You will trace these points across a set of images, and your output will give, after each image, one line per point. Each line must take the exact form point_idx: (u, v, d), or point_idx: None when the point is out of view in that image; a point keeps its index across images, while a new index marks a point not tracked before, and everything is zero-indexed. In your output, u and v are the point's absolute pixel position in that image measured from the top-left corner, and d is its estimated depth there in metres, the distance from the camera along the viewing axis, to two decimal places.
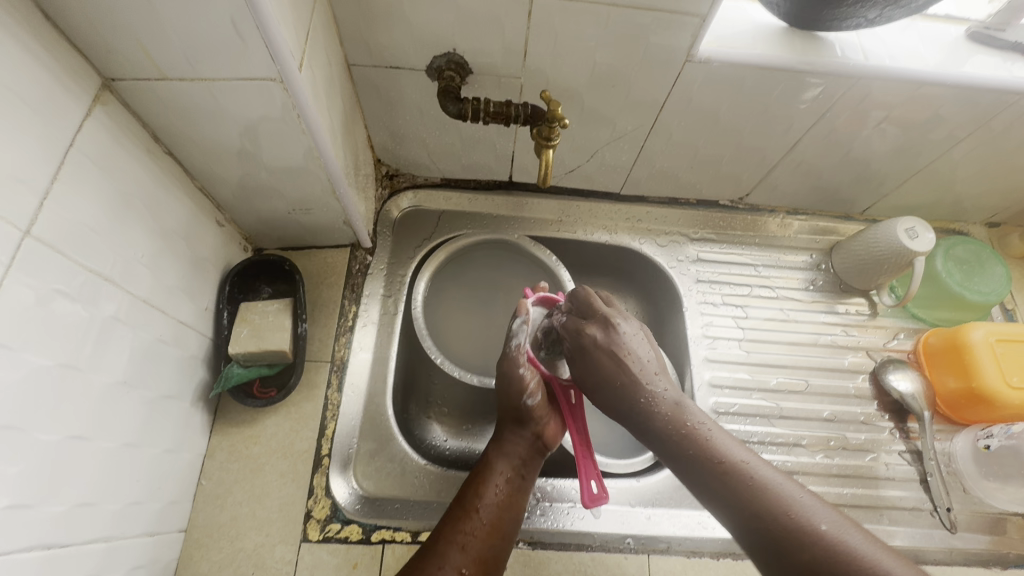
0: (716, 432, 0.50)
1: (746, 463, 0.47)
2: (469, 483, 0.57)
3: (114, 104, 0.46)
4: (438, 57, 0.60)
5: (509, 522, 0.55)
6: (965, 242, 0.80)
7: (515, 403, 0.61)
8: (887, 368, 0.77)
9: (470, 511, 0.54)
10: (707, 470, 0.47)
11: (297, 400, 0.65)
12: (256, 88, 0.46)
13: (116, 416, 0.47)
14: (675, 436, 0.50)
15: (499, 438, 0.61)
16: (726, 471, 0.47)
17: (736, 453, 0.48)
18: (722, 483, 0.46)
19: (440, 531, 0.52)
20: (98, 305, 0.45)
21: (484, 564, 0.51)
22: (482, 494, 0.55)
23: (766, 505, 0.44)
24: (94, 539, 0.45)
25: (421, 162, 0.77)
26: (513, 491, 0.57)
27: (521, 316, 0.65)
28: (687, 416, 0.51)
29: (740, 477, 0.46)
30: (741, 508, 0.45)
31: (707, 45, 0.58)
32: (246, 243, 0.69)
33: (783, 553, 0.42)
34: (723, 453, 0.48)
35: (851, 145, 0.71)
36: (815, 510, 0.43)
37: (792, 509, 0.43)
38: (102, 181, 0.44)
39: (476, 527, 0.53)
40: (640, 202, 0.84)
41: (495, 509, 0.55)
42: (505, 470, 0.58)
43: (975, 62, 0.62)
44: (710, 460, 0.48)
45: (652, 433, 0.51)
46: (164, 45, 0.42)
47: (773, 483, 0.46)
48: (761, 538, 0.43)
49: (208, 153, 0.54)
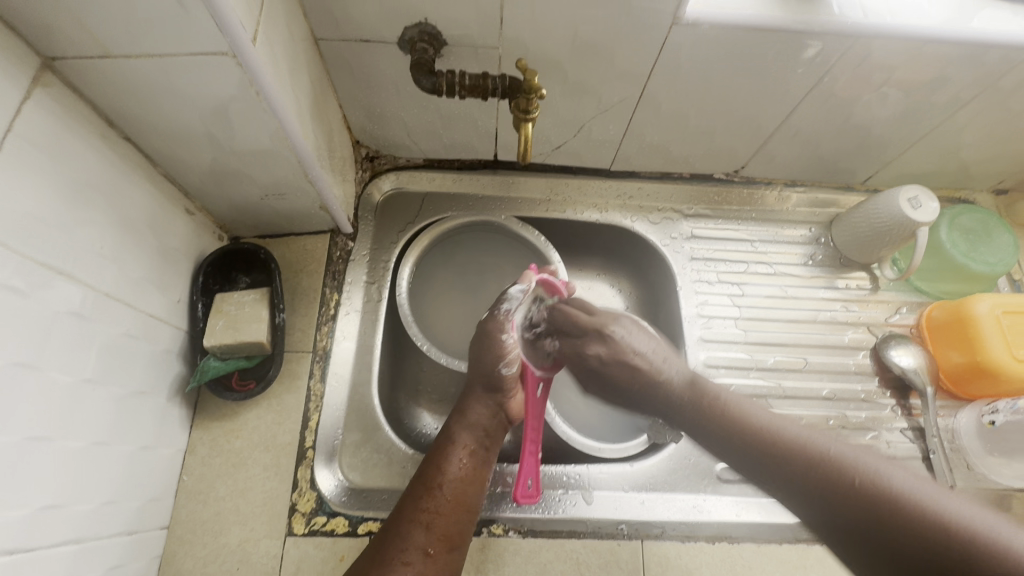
0: (737, 404, 0.55)
1: (772, 419, 0.52)
2: (429, 459, 0.55)
3: (58, 86, 0.43)
4: (410, 27, 0.57)
5: (473, 494, 0.54)
6: (971, 210, 0.77)
7: (488, 371, 0.59)
8: (888, 343, 0.74)
9: (432, 488, 0.52)
10: (737, 430, 0.52)
11: (278, 392, 0.63)
12: (209, 64, 0.43)
13: (83, 414, 0.46)
14: (701, 406, 0.56)
15: (463, 408, 0.59)
16: (759, 432, 0.51)
17: (763, 412, 0.54)
18: (752, 442, 0.51)
19: (402, 511, 0.51)
20: (53, 300, 0.43)
21: (448, 540, 0.51)
22: (444, 469, 0.54)
23: (801, 450, 0.48)
24: (64, 541, 0.44)
25: (401, 142, 0.74)
26: (475, 464, 0.56)
27: (522, 286, 0.64)
28: (712, 390, 0.57)
29: (767, 432, 0.51)
30: (781, 464, 0.48)
31: (695, 6, 0.55)
32: (221, 231, 0.67)
33: (829, 495, 0.44)
34: (751, 412, 0.54)
35: (851, 112, 0.68)
36: (850, 450, 0.46)
37: (828, 450, 0.47)
38: (50, 169, 0.42)
39: (440, 505, 0.51)
40: (632, 178, 0.81)
41: (459, 483, 0.54)
42: (468, 443, 0.56)
43: (984, 16, 0.58)
44: (738, 422, 0.53)
45: (678, 405, 0.57)
46: (102, 19, 0.39)
47: (805, 435, 0.49)
48: (803, 483, 0.46)
49: (168, 138, 0.51)
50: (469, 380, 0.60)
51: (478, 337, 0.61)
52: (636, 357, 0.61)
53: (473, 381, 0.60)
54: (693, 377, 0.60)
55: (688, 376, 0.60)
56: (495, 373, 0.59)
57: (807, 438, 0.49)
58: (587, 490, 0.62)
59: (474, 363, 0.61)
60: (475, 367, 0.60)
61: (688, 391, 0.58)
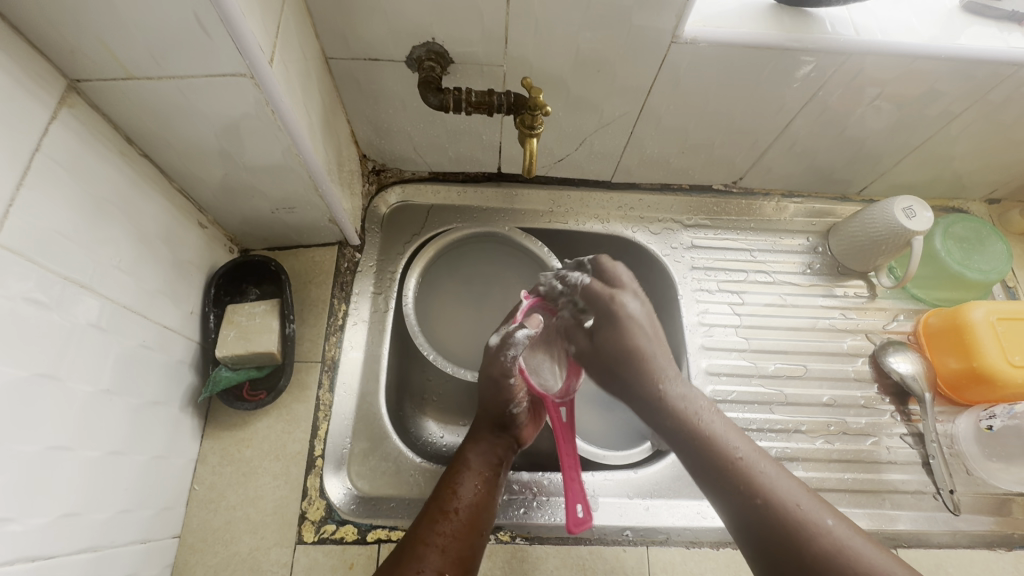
0: (715, 424, 0.51)
1: (752, 455, 0.48)
2: (444, 482, 0.56)
3: (82, 106, 0.44)
4: (418, 47, 0.59)
5: (487, 519, 0.55)
6: (965, 219, 0.79)
7: (498, 408, 0.61)
8: (886, 350, 0.76)
9: (447, 512, 0.53)
10: (712, 465, 0.48)
11: (287, 401, 0.64)
12: (228, 85, 0.45)
13: (100, 425, 0.47)
14: (671, 418, 0.53)
15: (474, 435, 0.60)
16: (729, 457, 0.48)
17: (744, 445, 0.49)
18: (725, 479, 0.47)
19: (417, 533, 0.51)
20: (75, 313, 0.44)
21: (463, 564, 0.50)
22: (457, 493, 0.54)
23: (768, 499, 0.45)
24: (83, 548, 0.44)
25: (408, 156, 0.76)
26: (489, 489, 0.56)
27: (528, 328, 0.64)
28: (694, 411, 0.53)
29: (746, 474, 0.46)
30: (745, 511, 0.45)
31: (693, 25, 0.57)
32: (232, 244, 0.68)
33: (787, 553, 0.42)
34: (727, 444, 0.49)
35: (846, 124, 0.70)
36: (816, 506, 0.44)
37: (797, 505, 0.44)
38: (73, 186, 0.44)
39: (454, 528, 0.52)
40: (632, 189, 0.83)
41: (474, 508, 0.54)
42: (482, 468, 0.57)
43: (970, 33, 0.60)
44: (714, 451, 0.49)
45: (651, 407, 0.55)
46: (128, 44, 0.41)
47: (773, 477, 0.46)
48: (762, 531, 0.44)
49: (185, 154, 0.53)
50: (479, 412, 0.62)
51: (486, 379, 0.62)
52: (634, 337, 0.58)
53: (483, 412, 0.61)
54: (682, 390, 0.55)
55: (679, 386, 0.55)
56: (505, 410, 0.61)
57: (781, 487, 0.45)
58: (592, 497, 0.63)
59: (483, 399, 0.62)
60: (487, 403, 0.61)
61: (668, 405, 0.54)
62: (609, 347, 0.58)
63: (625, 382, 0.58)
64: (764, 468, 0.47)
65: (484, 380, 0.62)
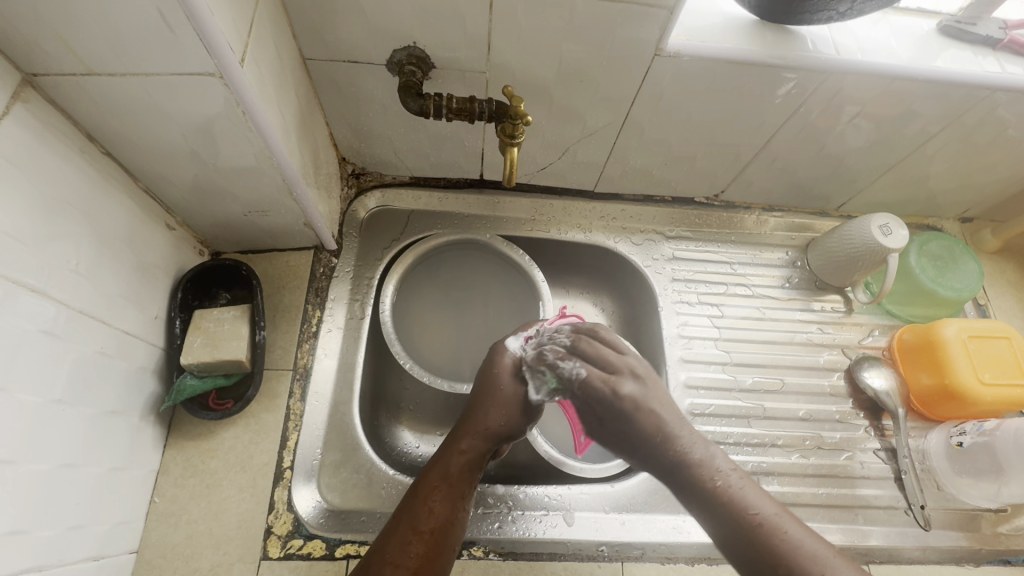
0: (735, 482, 0.50)
1: (773, 517, 0.47)
2: (416, 495, 0.51)
3: (39, 102, 0.42)
4: (398, 50, 0.57)
5: (457, 537, 0.51)
6: (939, 237, 0.80)
7: (508, 422, 0.56)
8: (862, 365, 0.76)
9: (420, 532, 0.48)
10: (743, 537, 0.47)
11: (255, 410, 0.62)
12: (195, 83, 0.43)
13: (49, 436, 0.44)
14: (691, 484, 0.51)
15: (459, 446, 0.54)
16: (750, 524, 0.47)
17: (762, 505, 0.48)
18: (756, 545, 0.46)
19: (384, 553, 0.47)
20: (23, 317, 0.42)
21: None
22: (431, 511, 0.50)
23: (789, 562, 0.44)
24: (27, 568, 0.42)
25: (388, 160, 0.75)
26: (463, 507, 0.52)
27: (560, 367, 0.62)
28: (714, 466, 0.51)
29: (770, 538, 0.46)
30: None
31: (676, 39, 0.57)
32: (202, 246, 0.66)
33: None
34: (744, 505, 0.48)
35: (825, 141, 0.70)
36: (842, 564, 0.44)
37: (823, 569, 0.43)
38: (25, 185, 0.41)
39: (423, 551, 0.48)
40: (615, 200, 0.82)
41: (446, 526, 0.50)
42: (458, 483, 0.52)
43: (947, 56, 0.61)
44: (732, 511, 0.48)
45: (672, 475, 0.52)
46: (89, 39, 0.39)
47: (794, 541, 0.45)
48: None
49: (151, 154, 0.50)
50: (478, 417, 0.56)
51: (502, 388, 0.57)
52: (647, 411, 0.54)
53: (478, 419, 0.56)
54: (700, 449, 0.52)
55: (696, 444, 0.53)
56: (513, 425, 0.57)
57: (804, 548, 0.45)
58: (568, 511, 0.62)
59: (486, 402, 0.57)
60: (496, 409, 0.56)
61: (688, 468, 0.51)
62: (634, 424, 0.54)
63: (643, 453, 0.54)
64: (783, 524, 0.46)
65: (509, 391, 0.57)
